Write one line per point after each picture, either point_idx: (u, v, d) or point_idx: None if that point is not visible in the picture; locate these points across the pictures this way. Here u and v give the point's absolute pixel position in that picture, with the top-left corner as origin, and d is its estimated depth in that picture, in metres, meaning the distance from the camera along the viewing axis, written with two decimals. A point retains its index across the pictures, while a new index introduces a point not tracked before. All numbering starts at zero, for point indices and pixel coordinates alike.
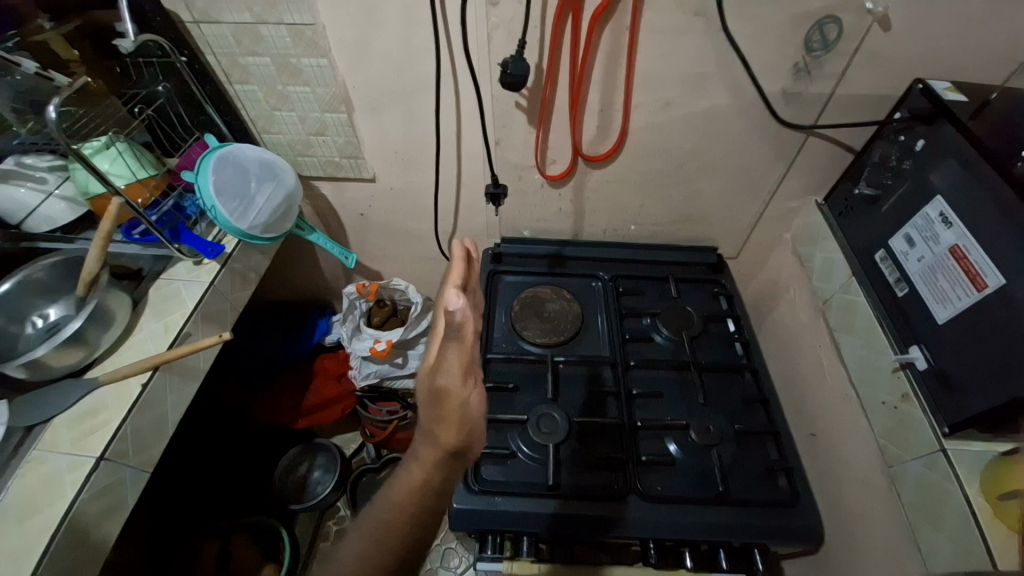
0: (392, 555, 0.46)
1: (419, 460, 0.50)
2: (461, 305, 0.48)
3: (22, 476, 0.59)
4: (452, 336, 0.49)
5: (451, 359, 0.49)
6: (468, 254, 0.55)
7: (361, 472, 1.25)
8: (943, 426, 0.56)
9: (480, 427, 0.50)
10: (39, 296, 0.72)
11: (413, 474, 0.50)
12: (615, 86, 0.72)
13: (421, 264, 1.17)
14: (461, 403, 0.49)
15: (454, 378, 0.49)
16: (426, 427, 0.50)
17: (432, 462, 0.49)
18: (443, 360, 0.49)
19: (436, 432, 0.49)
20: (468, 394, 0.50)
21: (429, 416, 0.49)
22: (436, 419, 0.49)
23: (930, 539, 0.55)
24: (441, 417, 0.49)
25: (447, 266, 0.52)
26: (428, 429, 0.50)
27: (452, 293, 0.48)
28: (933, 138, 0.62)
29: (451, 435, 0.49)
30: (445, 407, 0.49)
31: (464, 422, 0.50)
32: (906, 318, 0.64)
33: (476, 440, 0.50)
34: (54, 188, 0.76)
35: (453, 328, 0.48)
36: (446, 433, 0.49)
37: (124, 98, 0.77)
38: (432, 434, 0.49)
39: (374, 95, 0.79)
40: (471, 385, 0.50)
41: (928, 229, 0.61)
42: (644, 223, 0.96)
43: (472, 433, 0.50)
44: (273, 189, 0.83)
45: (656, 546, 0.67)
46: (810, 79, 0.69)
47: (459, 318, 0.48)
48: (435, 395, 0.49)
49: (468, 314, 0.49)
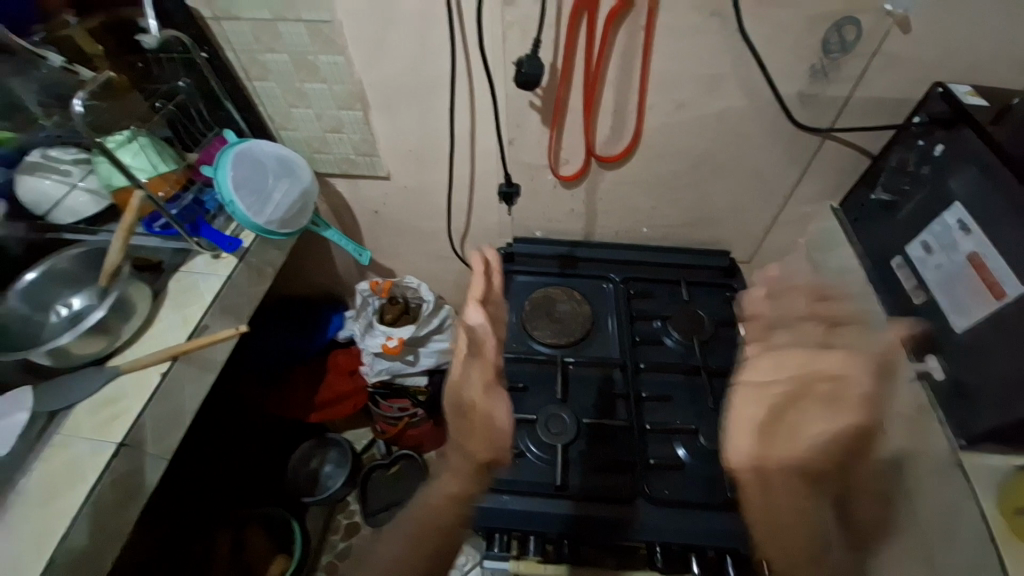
0: (427, 550, 0.57)
1: (451, 471, 0.62)
2: (480, 318, 0.67)
3: (45, 460, 0.61)
4: (474, 358, 0.65)
5: (474, 378, 0.64)
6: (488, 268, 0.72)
7: (371, 468, 1.28)
8: (960, 439, 0.56)
9: (503, 439, 0.62)
10: (63, 287, 0.74)
11: (450, 479, 0.62)
12: (629, 86, 0.72)
13: (432, 262, 1.18)
14: (484, 415, 0.62)
15: (477, 393, 0.63)
16: (457, 440, 0.63)
17: (464, 471, 0.62)
18: (468, 379, 0.64)
19: (467, 444, 0.62)
20: (491, 408, 0.63)
21: (460, 428, 0.63)
22: (465, 431, 0.62)
23: (944, 551, 0.54)
24: (469, 430, 0.62)
25: (470, 283, 0.71)
26: (459, 441, 0.63)
27: (474, 309, 0.68)
28: (953, 143, 0.61)
29: (478, 445, 0.61)
30: (472, 419, 0.62)
31: (489, 434, 0.62)
32: (922, 325, 0.63)
33: (501, 452, 0.62)
34: (78, 180, 0.78)
35: (474, 346, 0.66)
36: (474, 443, 0.62)
37: (146, 93, 0.79)
38: (462, 445, 0.63)
39: (389, 94, 0.80)
40: (494, 399, 0.63)
41: (947, 236, 0.61)
42: (657, 225, 0.95)
43: (497, 445, 0.62)
44: (289, 185, 0.84)
45: (663, 549, 0.66)
46: (827, 81, 0.69)
47: (479, 332, 0.66)
48: (462, 408, 0.63)
49: (485, 330, 0.66)
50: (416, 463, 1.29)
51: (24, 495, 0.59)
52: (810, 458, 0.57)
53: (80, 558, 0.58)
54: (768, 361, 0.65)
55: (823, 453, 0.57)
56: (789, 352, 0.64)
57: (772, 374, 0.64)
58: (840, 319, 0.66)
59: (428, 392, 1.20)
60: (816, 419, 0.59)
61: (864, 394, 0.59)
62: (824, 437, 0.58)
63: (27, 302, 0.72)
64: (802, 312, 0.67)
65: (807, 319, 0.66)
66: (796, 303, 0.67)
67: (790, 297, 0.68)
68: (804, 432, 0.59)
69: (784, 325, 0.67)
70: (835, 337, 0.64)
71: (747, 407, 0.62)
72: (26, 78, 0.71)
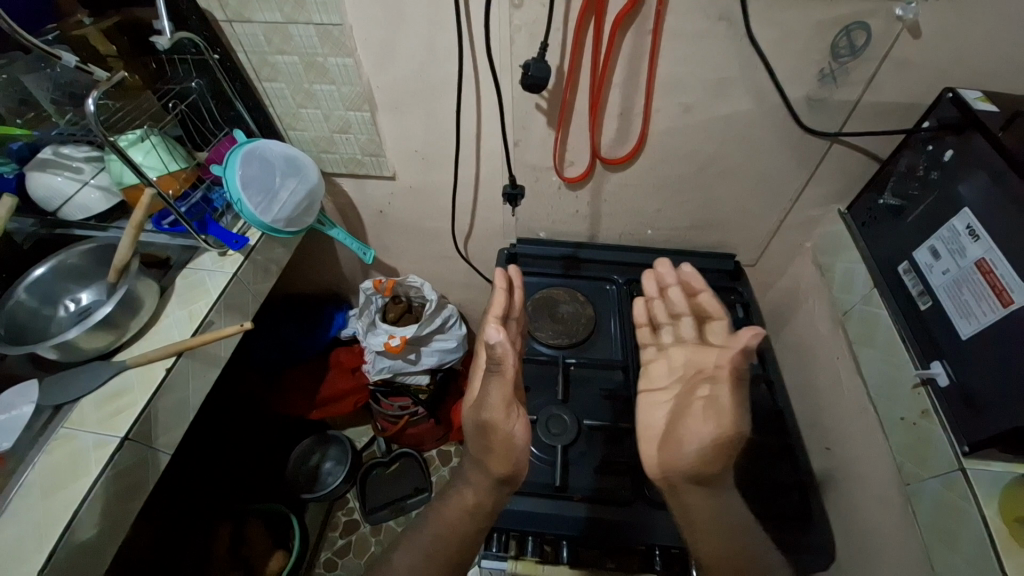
0: (444, 556, 0.63)
1: (472, 483, 0.65)
2: (500, 338, 0.59)
3: (50, 452, 0.62)
4: (493, 375, 0.61)
5: (493, 397, 0.61)
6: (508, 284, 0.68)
7: (371, 466, 1.29)
8: (962, 445, 0.55)
9: (522, 456, 0.62)
10: (73, 282, 0.75)
11: (471, 492, 0.65)
12: (635, 89, 0.72)
13: (437, 262, 1.19)
14: (505, 434, 0.62)
15: (496, 413, 0.62)
16: (478, 453, 0.65)
17: (484, 484, 0.64)
18: (487, 397, 0.62)
19: (487, 459, 0.63)
20: (512, 426, 0.62)
21: (481, 444, 0.64)
22: (486, 448, 0.63)
23: (946, 560, 0.54)
24: (490, 447, 0.63)
25: (491, 297, 0.66)
26: (480, 456, 0.64)
27: (492, 327, 0.59)
28: (962, 148, 0.60)
29: (498, 463, 0.62)
30: (494, 437, 0.62)
31: (509, 452, 0.62)
32: (929, 331, 0.62)
33: (520, 469, 0.62)
34: (90, 177, 0.78)
35: (494, 363, 0.60)
36: (495, 461, 0.63)
37: (159, 93, 0.80)
38: (483, 460, 0.64)
39: (396, 96, 0.81)
40: (513, 417, 0.62)
41: (955, 242, 0.60)
42: (662, 228, 0.96)
43: (515, 463, 0.62)
44: (296, 184, 0.85)
45: (663, 554, 0.66)
46: (835, 86, 0.69)
47: (499, 352, 0.59)
48: (483, 427, 0.63)
49: (506, 349, 0.59)
50: (416, 461, 1.31)
51: (28, 486, 0.59)
52: (693, 469, 0.58)
53: (81, 549, 0.59)
54: (664, 364, 0.70)
55: (707, 463, 0.57)
56: (676, 351, 0.69)
57: (666, 378, 0.69)
58: (710, 314, 0.65)
59: (429, 390, 1.22)
60: (697, 424, 0.58)
61: (725, 404, 0.56)
62: (702, 446, 0.57)
63: (34, 295, 0.72)
64: (681, 309, 0.70)
65: (682, 316, 0.69)
66: (677, 301, 0.70)
67: (675, 296, 0.71)
68: (685, 443, 0.59)
69: (668, 324, 0.72)
70: (705, 335, 0.65)
71: (654, 413, 0.67)
72: (40, 78, 0.73)
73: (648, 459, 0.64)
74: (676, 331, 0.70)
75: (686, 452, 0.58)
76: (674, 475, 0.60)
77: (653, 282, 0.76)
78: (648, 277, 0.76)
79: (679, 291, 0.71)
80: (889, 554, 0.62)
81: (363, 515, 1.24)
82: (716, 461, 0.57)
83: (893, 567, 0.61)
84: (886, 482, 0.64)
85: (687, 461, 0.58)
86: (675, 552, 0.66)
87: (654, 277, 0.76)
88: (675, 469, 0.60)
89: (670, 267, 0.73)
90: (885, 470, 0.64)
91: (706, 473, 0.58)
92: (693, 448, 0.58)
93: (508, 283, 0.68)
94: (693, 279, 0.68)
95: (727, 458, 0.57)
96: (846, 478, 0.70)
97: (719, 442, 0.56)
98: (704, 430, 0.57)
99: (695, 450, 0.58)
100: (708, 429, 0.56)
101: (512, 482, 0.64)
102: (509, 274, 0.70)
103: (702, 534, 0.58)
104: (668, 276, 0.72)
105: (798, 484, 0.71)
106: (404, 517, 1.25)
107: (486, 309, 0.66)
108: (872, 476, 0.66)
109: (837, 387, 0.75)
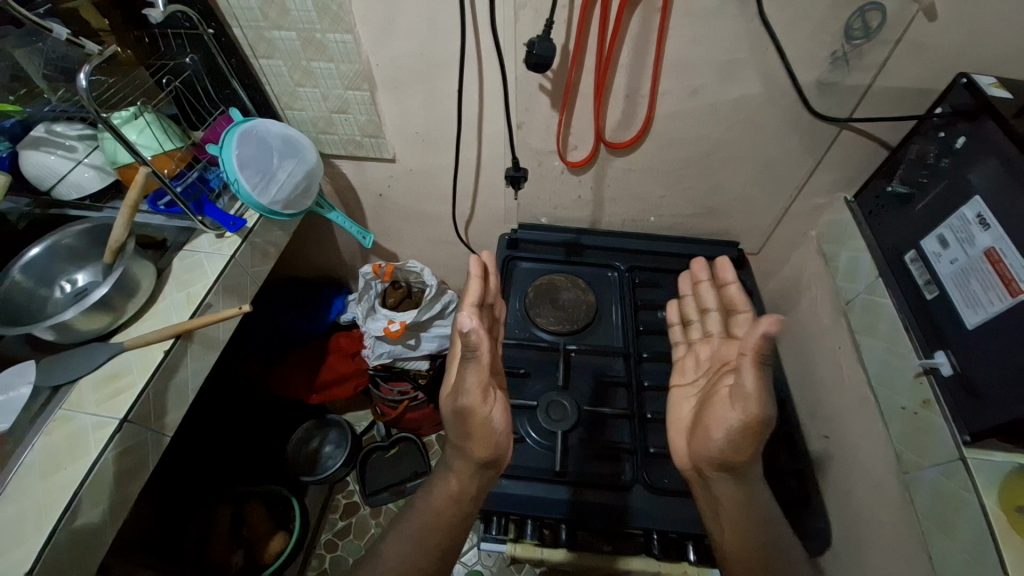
0: (433, 543, 0.62)
1: (455, 469, 0.64)
2: (473, 326, 0.54)
3: (48, 434, 0.62)
4: (469, 362, 0.57)
5: (469, 383, 0.58)
6: (484, 269, 0.63)
7: (371, 450, 1.30)
8: (965, 434, 0.54)
9: (503, 438, 0.62)
10: (68, 263, 0.74)
11: (454, 478, 0.64)
12: (642, 71, 0.70)
13: (437, 247, 1.18)
14: (484, 419, 0.60)
15: (474, 399, 0.59)
16: (458, 441, 0.63)
17: (467, 470, 0.63)
18: (463, 383, 0.58)
19: (468, 446, 0.62)
20: (490, 411, 0.61)
21: (459, 431, 0.61)
22: (465, 434, 0.61)
23: (943, 547, 0.54)
24: (469, 433, 0.61)
25: (466, 286, 0.61)
26: (460, 442, 0.63)
27: (465, 314, 0.54)
28: (975, 135, 0.59)
29: (478, 447, 0.61)
30: (472, 423, 0.60)
31: (488, 436, 0.61)
32: (934, 321, 0.61)
33: (502, 450, 0.63)
34: (83, 156, 0.77)
35: (469, 351, 0.56)
36: (474, 446, 0.61)
37: (152, 69, 0.78)
38: (463, 445, 0.62)
39: (397, 75, 0.79)
40: (490, 402, 0.61)
41: (965, 231, 0.59)
42: (665, 214, 0.95)
43: (496, 447, 0.62)
44: (294, 165, 0.83)
45: (660, 538, 0.67)
46: (847, 69, 0.67)
47: (473, 339, 0.54)
48: (461, 413, 0.60)
49: (481, 335, 0.55)
50: (415, 444, 1.31)
51: (26, 469, 0.59)
52: (724, 456, 0.58)
53: (83, 531, 0.59)
54: (692, 360, 0.72)
55: (736, 449, 0.57)
56: (704, 348, 0.71)
57: (693, 372, 0.71)
58: (736, 307, 0.68)
59: (429, 375, 1.20)
60: (724, 412, 0.58)
61: (749, 389, 0.53)
62: (730, 432, 0.56)
63: (30, 276, 0.71)
64: (710, 304, 0.72)
65: (710, 311, 0.73)
66: (707, 296, 0.73)
67: (706, 292, 0.74)
68: (714, 430, 0.59)
69: (696, 320, 0.75)
70: (732, 327, 0.68)
71: (682, 406, 0.69)
72: (31, 52, 0.70)
73: (678, 449, 0.66)
74: (703, 328, 0.73)
75: (714, 439, 0.58)
76: (704, 463, 0.61)
77: (688, 281, 0.78)
78: (682, 276, 0.79)
79: (711, 287, 0.74)
80: (882, 540, 0.63)
81: (363, 498, 1.25)
82: (743, 447, 0.56)
83: (886, 552, 0.62)
84: (883, 469, 0.64)
85: (715, 448, 0.58)
86: (673, 537, 0.68)
87: (689, 277, 0.79)
88: (705, 457, 0.60)
89: (705, 266, 0.76)
90: (883, 459, 0.65)
91: (736, 461, 0.57)
92: (721, 435, 0.58)
93: (484, 269, 0.63)
94: (726, 269, 0.70)
95: (756, 444, 0.56)
96: (844, 467, 0.71)
97: (749, 427, 0.55)
98: (732, 416, 0.56)
99: (723, 437, 0.57)
100: (735, 416, 0.56)
101: (498, 465, 0.64)
102: (484, 259, 0.65)
103: (726, 519, 0.60)
104: (701, 272, 0.76)
105: (796, 471, 0.72)
106: (404, 500, 1.25)
107: (461, 297, 0.61)
108: (868, 464, 0.67)
109: (839, 377, 0.75)
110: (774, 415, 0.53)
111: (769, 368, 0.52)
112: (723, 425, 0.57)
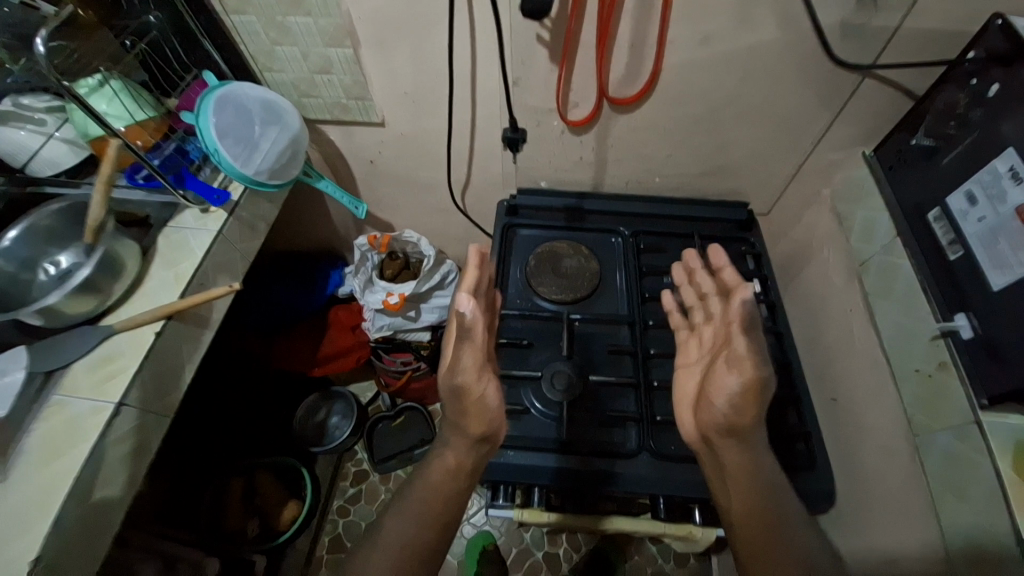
0: (433, 520, 0.61)
1: (452, 445, 0.63)
2: (471, 309, 0.52)
3: (45, 419, 0.61)
4: (464, 342, 0.55)
5: (465, 361, 0.57)
6: (483, 258, 0.57)
7: (377, 420, 1.31)
8: (981, 398, 0.53)
9: (499, 416, 0.61)
10: (49, 244, 0.71)
11: (450, 453, 0.63)
12: (649, 17, 0.64)
13: (433, 215, 1.14)
14: (478, 398, 0.59)
15: (469, 377, 0.57)
16: (454, 417, 0.62)
17: (464, 444, 0.63)
18: (458, 361, 0.57)
19: (464, 423, 0.61)
20: (484, 389, 0.59)
21: (455, 409, 0.60)
22: (461, 412, 0.60)
23: (951, 508, 0.53)
24: (465, 411, 0.60)
25: (461, 272, 0.57)
26: (456, 419, 0.62)
27: (462, 297, 0.52)
28: (1010, 81, 0.54)
29: (474, 424, 0.61)
30: (467, 401, 0.59)
31: (483, 413, 0.60)
32: (956, 284, 0.59)
33: (497, 427, 0.62)
34: (54, 130, 0.73)
35: (464, 331, 0.54)
36: (471, 422, 0.61)
37: (115, 30, 0.72)
38: (459, 422, 0.62)
39: (381, 30, 0.73)
40: (485, 380, 0.59)
41: (995, 186, 0.55)
42: (670, 174, 0.90)
43: (492, 424, 0.61)
44: (277, 133, 0.78)
45: (666, 501, 0.69)
46: (874, 9, 0.61)
47: (469, 320, 0.53)
48: (456, 392, 0.59)
49: (477, 317, 0.53)
50: (420, 412, 1.33)
51: (25, 455, 0.58)
52: (730, 421, 0.58)
53: (89, 514, 0.59)
54: (696, 343, 0.70)
55: (739, 412, 0.56)
56: (706, 328, 0.69)
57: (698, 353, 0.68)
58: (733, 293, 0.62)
59: (431, 346, 1.20)
60: (721, 376, 0.58)
61: (741, 352, 0.54)
62: (731, 396, 0.56)
63: (10, 260, 0.68)
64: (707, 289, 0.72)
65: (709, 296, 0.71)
66: (704, 283, 0.73)
67: (702, 279, 0.74)
68: (716, 395, 0.58)
69: (697, 305, 0.73)
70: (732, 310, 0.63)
71: (687, 379, 0.68)
72: None
73: (685, 422, 0.65)
74: (705, 310, 0.71)
75: (717, 405, 0.58)
76: (712, 431, 0.60)
77: (682, 273, 0.78)
78: (676, 266, 0.79)
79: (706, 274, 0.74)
80: (888, 499, 0.63)
81: (373, 465, 1.27)
82: (746, 409, 0.56)
83: (892, 511, 0.62)
84: (890, 432, 0.63)
85: (720, 413, 0.58)
86: (678, 500, 0.69)
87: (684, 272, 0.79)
88: (711, 424, 0.59)
89: (697, 256, 0.77)
90: (891, 421, 0.64)
91: (741, 424, 0.57)
92: (722, 400, 0.57)
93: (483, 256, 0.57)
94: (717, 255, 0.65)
95: (758, 405, 0.56)
96: (850, 429, 0.70)
97: (748, 388, 0.55)
98: (731, 381, 0.56)
99: (725, 401, 0.57)
100: (733, 378, 0.56)
101: (495, 439, 0.64)
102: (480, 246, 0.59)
103: (733, 485, 0.59)
104: (695, 262, 0.76)
105: (804, 433, 0.72)
106: (413, 465, 1.27)
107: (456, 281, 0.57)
108: (877, 428, 0.66)
109: (849, 339, 0.73)
110: (770, 373, 0.54)
111: (757, 333, 0.54)
112: (726, 389, 0.57)
